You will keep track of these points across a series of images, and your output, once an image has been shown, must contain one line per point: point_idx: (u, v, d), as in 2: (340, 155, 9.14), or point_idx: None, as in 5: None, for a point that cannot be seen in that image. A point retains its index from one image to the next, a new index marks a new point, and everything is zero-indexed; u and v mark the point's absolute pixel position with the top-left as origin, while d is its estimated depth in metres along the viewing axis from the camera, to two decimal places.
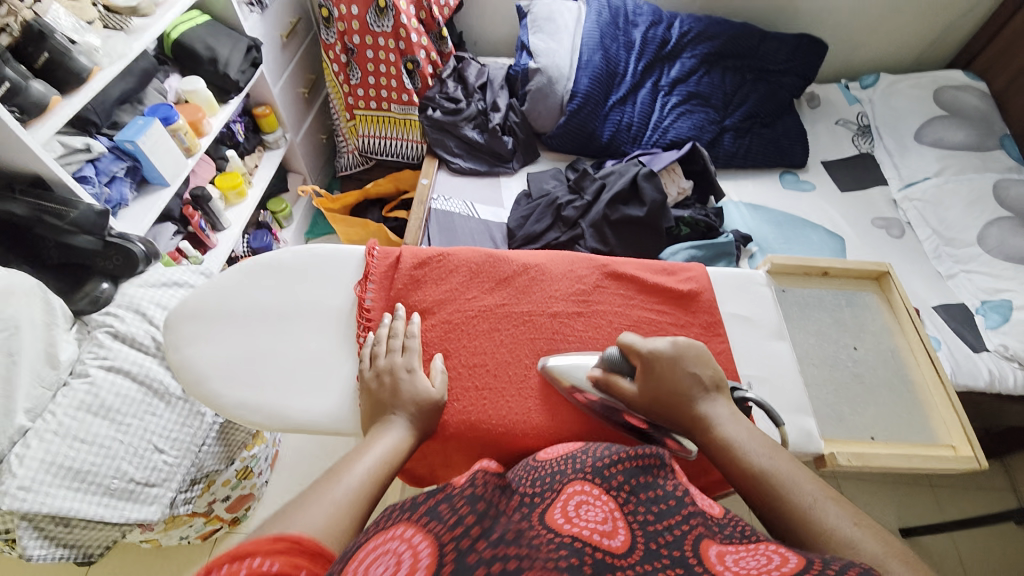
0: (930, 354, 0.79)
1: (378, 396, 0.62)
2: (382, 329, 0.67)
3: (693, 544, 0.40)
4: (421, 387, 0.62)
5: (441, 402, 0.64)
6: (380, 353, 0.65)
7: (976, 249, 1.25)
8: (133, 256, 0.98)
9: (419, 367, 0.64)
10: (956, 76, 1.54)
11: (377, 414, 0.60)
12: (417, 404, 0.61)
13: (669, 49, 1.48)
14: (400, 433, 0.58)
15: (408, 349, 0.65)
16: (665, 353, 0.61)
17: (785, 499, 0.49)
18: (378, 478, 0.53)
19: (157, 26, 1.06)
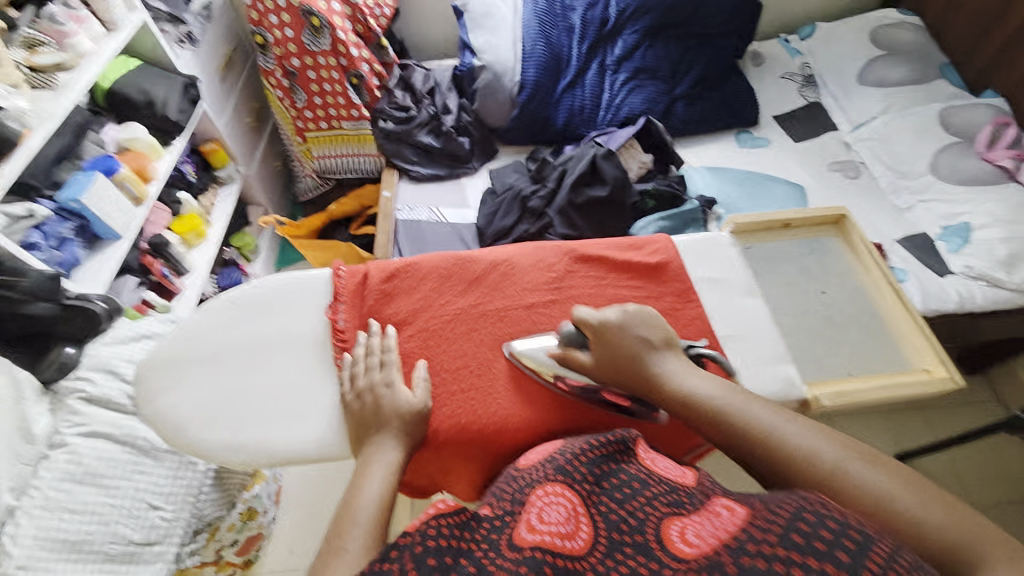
0: (894, 286, 0.81)
1: (364, 417, 0.62)
2: (359, 348, 0.67)
3: (656, 527, 0.46)
4: (402, 399, 0.62)
5: (427, 412, 0.63)
6: (359, 373, 0.65)
7: (929, 178, 1.28)
8: (94, 315, 0.94)
9: (399, 380, 0.64)
10: (890, 14, 1.58)
11: (363, 434, 0.61)
12: (400, 418, 0.61)
13: (609, 27, 1.49)
14: (391, 449, 0.58)
15: (386, 363, 0.65)
16: (614, 322, 0.63)
17: (752, 431, 0.54)
18: (385, 501, 0.54)
19: (86, 80, 1.02)
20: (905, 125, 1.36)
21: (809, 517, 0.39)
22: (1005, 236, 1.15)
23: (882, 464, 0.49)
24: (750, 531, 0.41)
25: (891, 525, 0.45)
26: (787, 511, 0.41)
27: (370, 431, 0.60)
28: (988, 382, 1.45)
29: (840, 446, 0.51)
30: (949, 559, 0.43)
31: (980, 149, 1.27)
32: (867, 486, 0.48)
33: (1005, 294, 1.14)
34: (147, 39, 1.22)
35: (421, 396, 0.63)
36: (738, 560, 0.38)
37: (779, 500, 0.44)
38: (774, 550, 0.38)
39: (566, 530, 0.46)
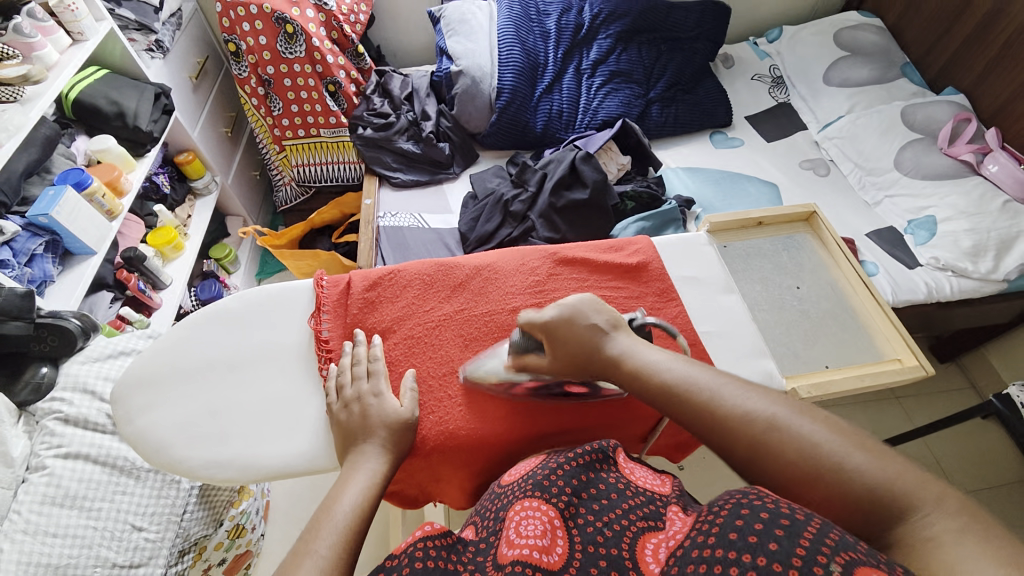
0: (865, 280, 0.84)
1: (349, 427, 0.61)
2: (344, 358, 0.67)
3: (632, 541, 0.48)
4: (391, 408, 0.62)
5: (415, 421, 0.63)
6: (345, 383, 0.64)
7: (895, 174, 1.33)
8: (68, 332, 0.92)
9: (387, 389, 0.64)
10: (852, 16, 1.63)
11: (349, 445, 0.60)
12: (387, 427, 0.60)
13: (584, 33, 1.51)
14: (375, 458, 0.58)
15: (373, 373, 0.65)
16: (566, 307, 0.63)
17: (698, 396, 0.55)
18: (362, 510, 0.53)
19: (53, 91, 1.00)
20: (872, 123, 1.40)
21: (744, 512, 0.40)
22: (969, 228, 1.19)
23: (819, 418, 0.51)
24: (699, 535, 0.42)
25: (831, 477, 0.46)
26: (726, 508, 0.42)
27: (353, 443, 0.60)
28: (961, 368, 1.50)
29: (780, 404, 0.52)
30: (884, 505, 0.44)
31: (944, 144, 1.32)
32: (807, 440, 0.49)
33: (971, 283, 1.18)
34: (115, 46, 1.20)
35: (410, 407, 0.64)
36: (683, 567, 0.40)
37: (721, 499, 0.44)
38: (718, 550, 0.39)
39: (543, 544, 0.47)
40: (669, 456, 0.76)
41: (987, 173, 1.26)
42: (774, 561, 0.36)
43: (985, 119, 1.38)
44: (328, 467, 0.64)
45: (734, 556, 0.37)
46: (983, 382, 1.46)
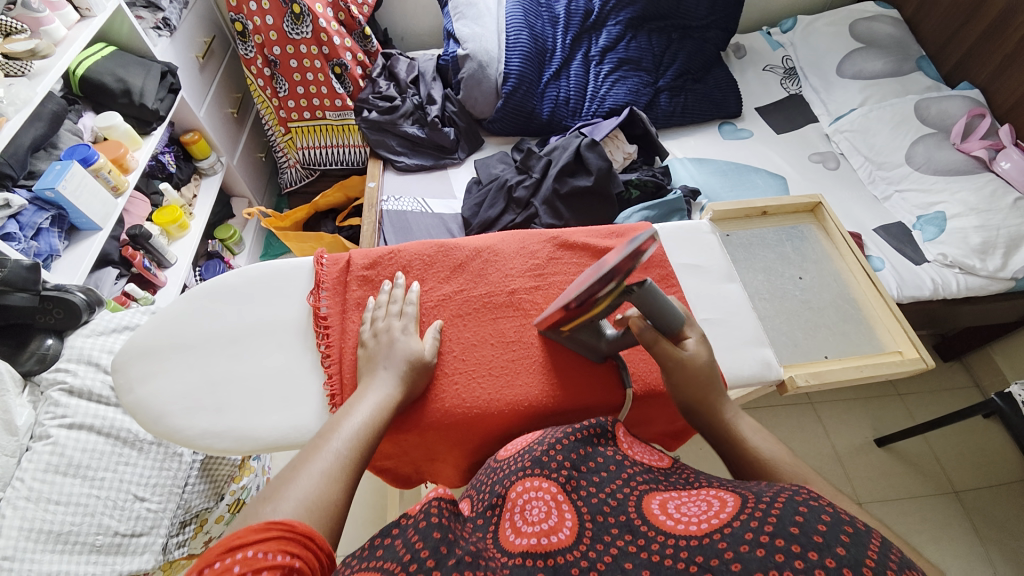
0: (869, 272, 0.83)
1: (373, 353, 0.63)
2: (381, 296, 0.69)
3: (639, 504, 0.48)
4: (416, 348, 0.63)
5: (432, 360, 0.65)
6: (378, 316, 0.67)
7: (906, 168, 1.31)
8: (74, 306, 0.93)
9: (415, 330, 0.66)
10: (868, 7, 1.61)
11: (369, 366, 0.62)
12: (408, 361, 0.62)
13: (594, 19, 1.50)
14: (389, 384, 0.60)
15: (405, 313, 0.67)
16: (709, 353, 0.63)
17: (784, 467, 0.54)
18: (374, 425, 0.56)
19: (61, 65, 1.00)
20: (884, 116, 1.38)
21: (803, 508, 0.39)
22: (979, 225, 1.17)
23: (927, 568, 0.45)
24: (746, 519, 0.40)
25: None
26: (780, 500, 0.41)
27: (374, 364, 0.62)
28: (965, 367, 1.50)
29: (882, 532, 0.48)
30: None
31: (957, 140, 1.29)
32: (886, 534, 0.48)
33: (978, 280, 1.17)
34: (123, 23, 1.19)
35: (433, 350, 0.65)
36: (735, 546, 0.39)
37: (771, 490, 0.44)
38: (772, 539, 0.38)
39: (548, 527, 0.48)
40: (665, 443, 0.76)
41: (999, 170, 1.23)
42: (844, 565, 0.35)
43: (1001, 114, 1.35)
44: None
45: (799, 549, 0.36)
46: (987, 382, 1.45)
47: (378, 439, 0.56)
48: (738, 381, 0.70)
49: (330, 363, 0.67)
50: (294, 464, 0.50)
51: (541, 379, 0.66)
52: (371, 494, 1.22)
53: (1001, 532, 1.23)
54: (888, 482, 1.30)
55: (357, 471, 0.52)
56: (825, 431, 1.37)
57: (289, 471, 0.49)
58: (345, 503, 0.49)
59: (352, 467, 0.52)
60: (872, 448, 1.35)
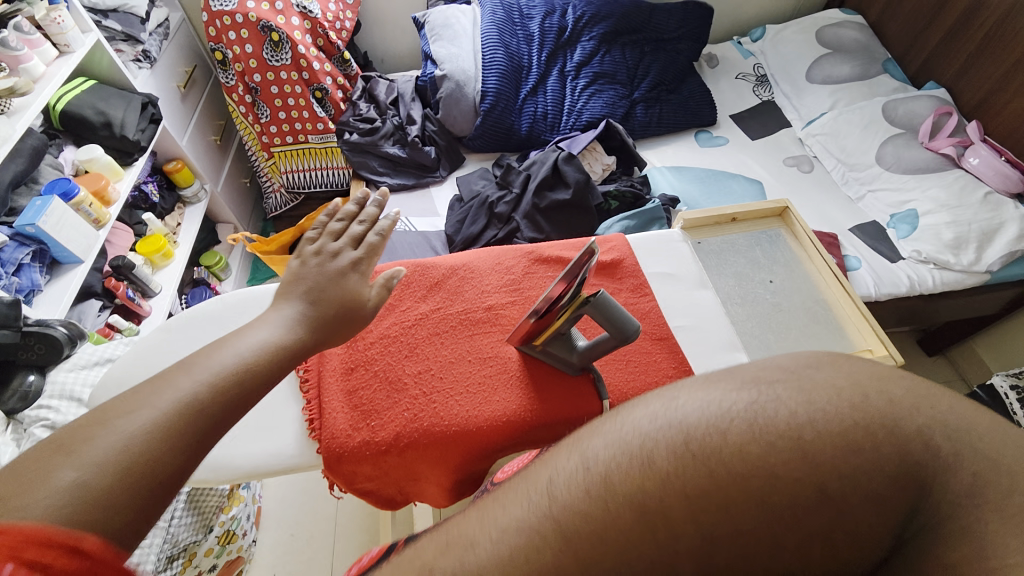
0: (836, 273, 0.85)
1: (303, 272, 0.59)
2: (335, 225, 0.65)
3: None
4: (358, 292, 0.59)
5: (371, 306, 0.60)
6: (333, 236, 0.64)
7: (877, 169, 1.34)
8: (55, 340, 0.91)
9: (368, 271, 0.62)
10: (833, 14, 1.66)
11: (289, 289, 0.57)
12: (342, 303, 0.57)
13: (568, 35, 1.53)
14: (287, 330, 0.52)
15: (365, 247, 0.63)
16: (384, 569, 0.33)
17: (704, 476, 0.31)
18: (244, 369, 0.46)
19: (40, 102, 1.00)
20: (853, 119, 1.42)
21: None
22: (950, 220, 1.20)
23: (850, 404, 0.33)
24: None
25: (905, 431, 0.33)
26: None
27: (302, 286, 0.57)
28: (949, 360, 1.52)
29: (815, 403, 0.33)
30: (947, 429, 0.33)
31: (925, 138, 1.33)
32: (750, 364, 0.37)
33: (953, 275, 1.20)
34: (102, 58, 1.21)
35: (373, 291, 0.61)
36: None
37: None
38: None
39: None
40: None
41: (968, 166, 1.26)
42: None
43: (967, 112, 1.39)
44: (304, 467, 0.65)
45: None
46: (971, 374, 1.47)
47: (252, 395, 0.46)
48: None
49: (308, 388, 0.67)
50: (129, 400, 0.40)
51: (519, 393, 0.66)
52: (363, 519, 1.22)
53: None
54: None
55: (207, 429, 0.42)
56: None
57: (117, 412, 0.39)
58: (175, 470, 0.39)
59: (201, 417, 0.42)
60: None
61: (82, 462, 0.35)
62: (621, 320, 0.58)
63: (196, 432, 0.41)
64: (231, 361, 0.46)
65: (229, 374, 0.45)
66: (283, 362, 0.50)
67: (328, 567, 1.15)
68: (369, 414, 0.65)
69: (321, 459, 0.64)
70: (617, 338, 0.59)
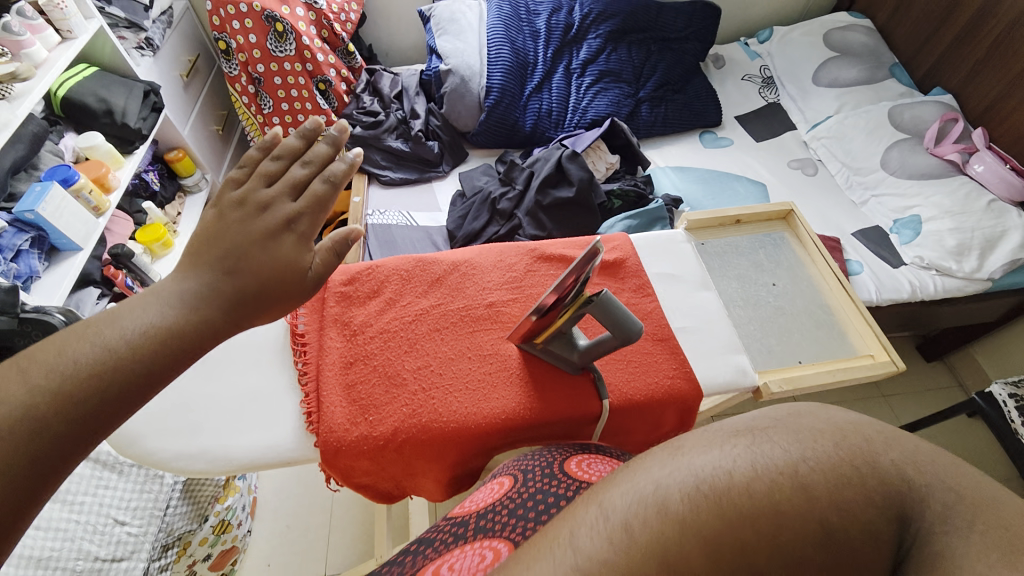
0: (839, 277, 0.85)
1: (226, 227, 0.49)
2: (269, 166, 0.53)
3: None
4: (289, 257, 0.50)
5: (312, 277, 0.51)
6: (264, 180, 0.53)
7: (881, 174, 1.34)
8: (53, 327, 0.91)
9: (309, 231, 0.52)
10: (841, 17, 1.65)
11: (207, 249, 0.48)
12: (271, 272, 0.48)
13: (574, 32, 1.53)
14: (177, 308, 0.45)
15: (302, 197, 0.52)
16: None
17: (713, 516, 0.30)
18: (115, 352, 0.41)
19: (41, 88, 0.99)
20: (859, 123, 1.41)
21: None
22: (953, 227, 1.20)
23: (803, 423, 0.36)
24: None
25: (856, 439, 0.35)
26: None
27: (223, 245, 0.48)
28: (949, 367, 1.52)
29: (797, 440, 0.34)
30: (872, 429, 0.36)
31: (930, 144, 1.32)
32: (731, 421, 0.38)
33: (955, 282, 1.19)
34: (105, 44, 1.20)
35: (315, 256, 0.52)
36: None
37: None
38: None
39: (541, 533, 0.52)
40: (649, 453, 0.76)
41: (972, 173, 1.26)
42: None
43: (973, 118, 1.38)
44: (301, 461, 0.65)
45: None
46: (971, 381, 1.47)
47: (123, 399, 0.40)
48: (713, 389, 0.70)
49: (307, 382, 0.67)
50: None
51: (518, 391, 0.66)
52: (358, 513, 1.22)
53: None
54: None
55: (63, 443, 0.38)
56: None
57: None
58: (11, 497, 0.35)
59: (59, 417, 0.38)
60: None
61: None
62: (623, 319, 0.58)
63: (50, 448, 0.37)
64: (92, 354, 0.40)
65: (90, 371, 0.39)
66: (174, 349, 0.43)
67: (323, 560, 1.16)
68: (367, 409, 0.64)
69: (318, 453, 0.64)
70: (619, 338, 0.59)
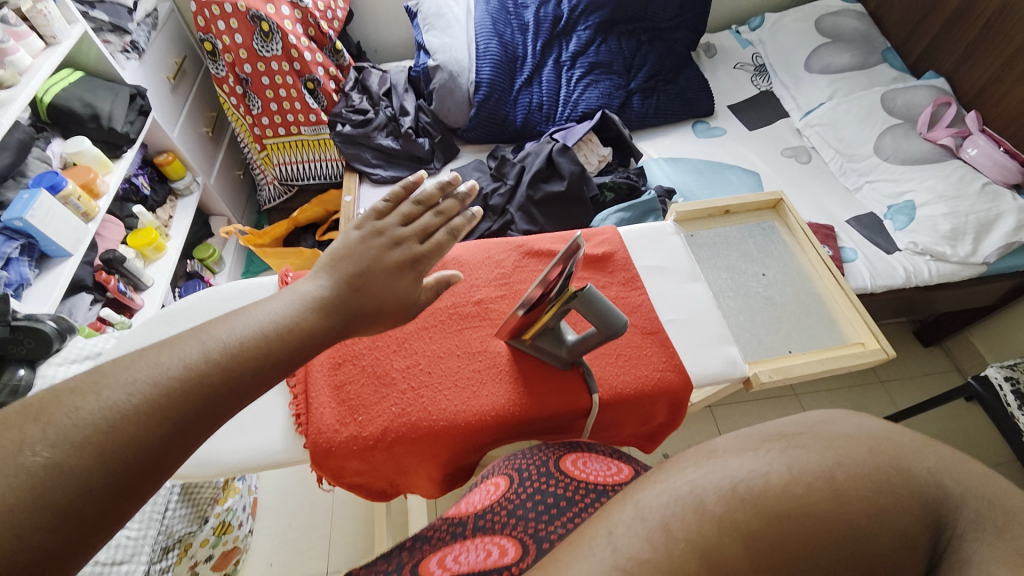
0: (829, 265, 0.84)
1: (355, 249, 0.53)
2: (408, 207, 0.58)
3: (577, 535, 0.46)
4: (404, 291, 0.53)
5: (419, 306, 0.56)
6: (402, 218, 0.57)
7: (875, 160, 1.33)
8: (44, 335, 0.90)
9: (427, 270, 0.56)
10: (833, 3, 1.63)
11: (340, 260, 0.52)
12: (382, 302, 0.51)
13: (563, 25, 1.51)
14: (289, 303, 0.46)
15: (435, 245, 0.57)
16: None
17: (755, 519, 0.29)
18: (247, 340, 0.41)
19: (26, 95, 0.98)
20: (852, 109, 1.40)
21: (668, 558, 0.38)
22: (948, 212, 1.19)
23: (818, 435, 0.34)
24: None
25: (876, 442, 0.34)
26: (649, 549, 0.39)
27: (349, 266, 0.51)
28: (946, 351, 1.52)
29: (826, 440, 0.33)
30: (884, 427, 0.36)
31: (923, 128, 1.31)
32: (762, 426, 0.37)
33: (949, 267, 1.19)
34: (90, 49, 1.19)
35: (422, 291, 0.56)
36: None
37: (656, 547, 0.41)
38: None
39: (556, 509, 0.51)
40: (640, 444, 0.76)
41: (966, 157, 1.25)
42: None
43: (966, 101, 1.37)
44: (291, 463, 0.65)
45: None
46: (968, 365, 1.47)
47: (245, 388, 0.39)
48: (704, 380, 0.70)
49: (295, 382, 0.67)
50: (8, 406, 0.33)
51: (507, 387, 0.66)
52: (359, 511, 1.23)
53: None
54: None
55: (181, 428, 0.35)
56: None
57: (114, 380, 0.34)
58: (159, 450, 0.34)
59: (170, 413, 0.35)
60: None
61: (47, 441, 0.30)
62: (608, 311, 0.58)
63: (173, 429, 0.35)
64: (248, 332, 0.42)
65: (245, 347, 0.40)
66: (297, 344, 0.44)
67: (325, 558, 1.16)
68: (356, 409, 0.64)
69: (309, 454, 0.63)
70: (607, 333, 0.59)
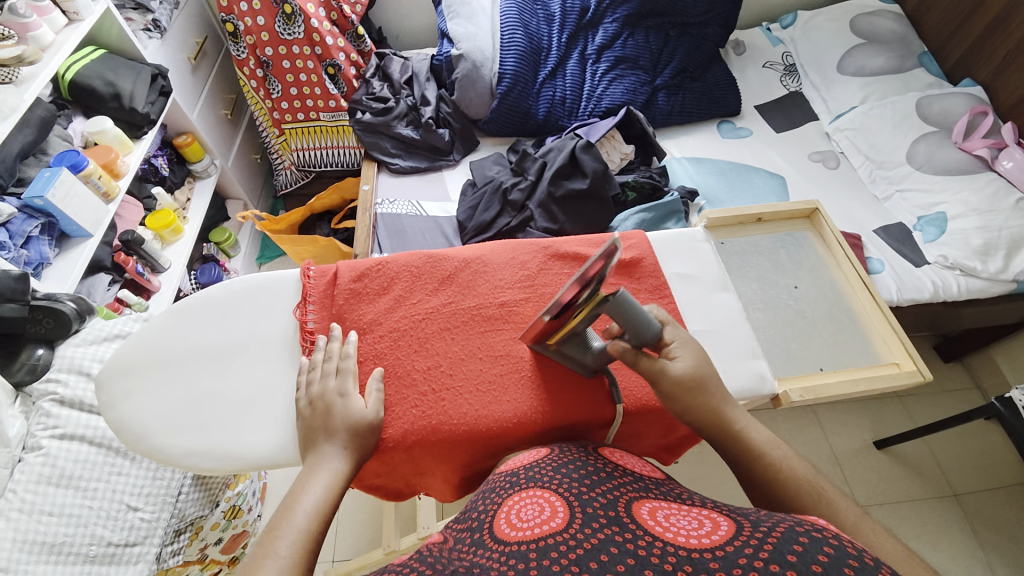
0: (863, 279, 0.82)
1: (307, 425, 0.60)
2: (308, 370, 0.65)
3: (626, 507, 0.44)
4: (357, 409, 0.61)
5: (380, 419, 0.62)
6: (313, 379, 0.63)
7: (907, 168, 1.29)
8: (63, 315, 0.91)
9: (352, 388, 0.62)
10: (870, 3, 1.58)
11: (309, 441, 0.59)
12: (351, 427, 0.59)
13: (590, 17, 1.48)
14: (336, 458, 0.58)
15: (341, 371, 0.64)
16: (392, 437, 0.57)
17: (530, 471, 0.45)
18: (322, 512, 0.53)
19: (49, 71, 0.98)
20: (886, 114, 1.36)
21: (804, 538, 0.34)
22: (980, 226, 1.16)
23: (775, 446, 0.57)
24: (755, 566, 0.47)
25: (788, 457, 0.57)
26: (778, 531, 0.36)
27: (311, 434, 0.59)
28: (967, 367, 1.49)
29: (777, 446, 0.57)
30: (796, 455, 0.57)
31: (958, 137, 1.27)
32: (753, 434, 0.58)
33: (979, 282, 1.15)
34: (112, 26, 1.17)
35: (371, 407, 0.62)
36: None
37: (768, 519, 0.38)
38: None
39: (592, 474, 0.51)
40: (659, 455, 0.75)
41: (1000, 170, 1.21)
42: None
43: (1004, 111, 1.33)
44: None
45: None
46: (988, 383, 1.44)
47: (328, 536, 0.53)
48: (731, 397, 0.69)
49: None
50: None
51: (530, 394, 0.65)
52: (366, 503, 1.23)
53: (1001, 533, 1.24)
54: (888, 485, 1.30)
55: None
56: (825, 436, 1.37)
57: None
58: None
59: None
60: (871, 451, 1.34)
61: None
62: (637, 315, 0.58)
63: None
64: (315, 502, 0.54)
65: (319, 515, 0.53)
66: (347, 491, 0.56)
67: (332, 548, 1.17)
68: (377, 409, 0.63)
69: None
70: (636, 338, 0.59)
